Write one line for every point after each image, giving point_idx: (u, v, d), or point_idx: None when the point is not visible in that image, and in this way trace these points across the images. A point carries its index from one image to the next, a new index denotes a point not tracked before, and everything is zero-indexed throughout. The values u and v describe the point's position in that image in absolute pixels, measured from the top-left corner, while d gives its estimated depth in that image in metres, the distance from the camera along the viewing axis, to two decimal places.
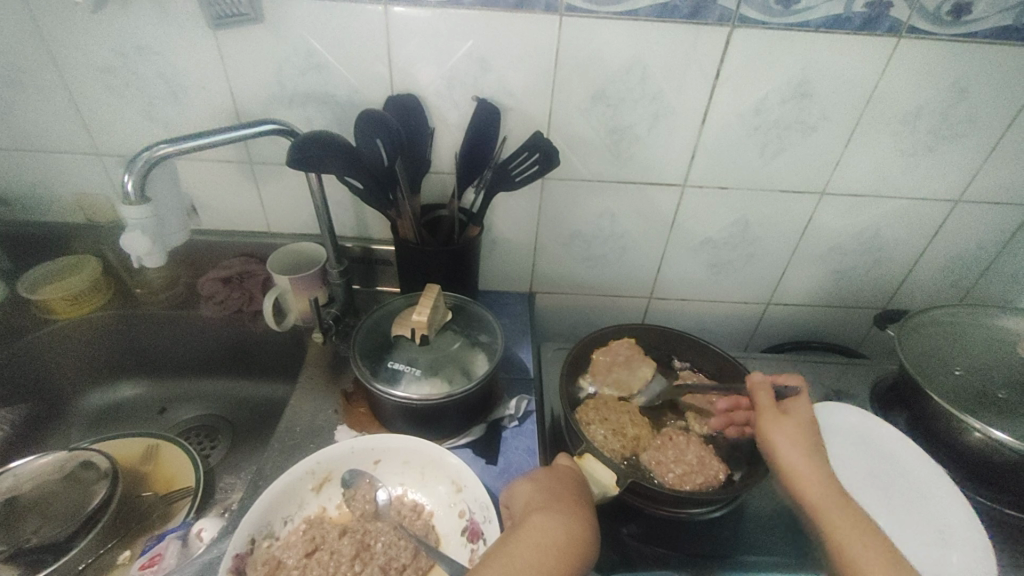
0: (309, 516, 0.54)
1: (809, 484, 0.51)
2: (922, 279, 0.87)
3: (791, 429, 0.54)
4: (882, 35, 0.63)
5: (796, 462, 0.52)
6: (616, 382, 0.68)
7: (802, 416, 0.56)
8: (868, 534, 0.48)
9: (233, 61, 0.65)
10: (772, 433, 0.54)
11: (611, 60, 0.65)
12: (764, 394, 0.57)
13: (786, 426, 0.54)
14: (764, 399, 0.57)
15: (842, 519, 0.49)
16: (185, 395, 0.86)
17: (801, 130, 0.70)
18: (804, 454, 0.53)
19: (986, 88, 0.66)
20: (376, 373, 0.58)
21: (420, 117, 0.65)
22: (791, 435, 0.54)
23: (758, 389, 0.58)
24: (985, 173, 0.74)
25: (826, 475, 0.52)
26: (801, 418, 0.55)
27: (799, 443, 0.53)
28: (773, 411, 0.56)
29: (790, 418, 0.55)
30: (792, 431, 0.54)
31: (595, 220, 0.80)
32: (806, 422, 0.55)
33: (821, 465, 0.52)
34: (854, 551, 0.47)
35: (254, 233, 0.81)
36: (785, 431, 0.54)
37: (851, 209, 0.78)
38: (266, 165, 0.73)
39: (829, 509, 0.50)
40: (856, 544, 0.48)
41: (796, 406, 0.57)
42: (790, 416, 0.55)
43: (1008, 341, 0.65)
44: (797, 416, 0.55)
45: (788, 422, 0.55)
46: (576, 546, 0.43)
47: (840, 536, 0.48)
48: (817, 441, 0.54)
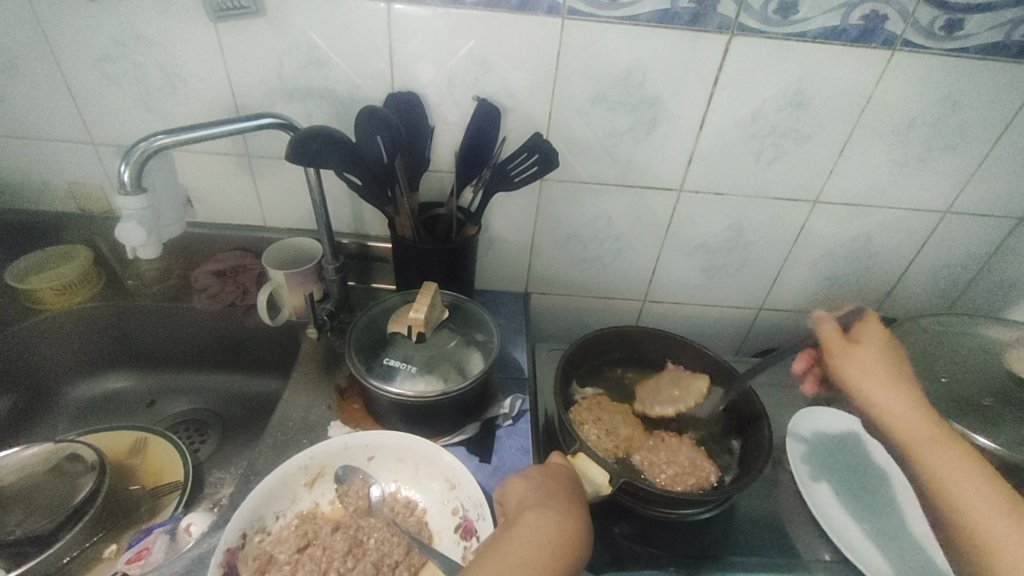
0: (301, 512, 0.54)
1: (887, 407, 0.54)
2: (911, 288, 0.88)
3: (869, 358, 0.57)
4: (877, 48, 0.64)
5: (874, 390, 0.54)
6: (665, 403, 0.68)
7: (873, 344, 0.58)
8: (954, 450, 0.49)
9: (233, 53, 0.65)
10: (847, 370, 0.57)
11: (613, 63, 0.66)
12: (829, 326, 0.60)
13: (862, 360, 0.57)
14: (832, 336, 0.60)
15: (923, 438, 0.51)
16: (175, 388, 0.85)
17: (796, 139, 0.72)
18: (885, 382, 0.55)
19: (976, 103, 0.68)
20: (371, 369, 0.58)
21: (420, 115, 0.65)
22: (864, 361, 0.56)
23: (825, 325, 0.61)
24: (974, 185, 0.76)
25: (910, 397, 0.53)
26: (875, 347, 0.58)
27: (878, 374, 0.55)
28: (843, 348, 0.59)
29: (861, 350, 0.58)
30: (867, 362, 0.56)
31: (592, 222, 0.81)
32: (886, 351, 0.58)
33: (902, 390, 0.54)
34: (941, 466, 0.49)
35: (249, 226, 0.81)
36: (859, 363, 0.57)
37: (843, 217, 0.80)
38: (264, 159, 0.73)
39: (910, 431, 0.52)
40: (947, 462, 0.49)
41: (864, 335, 0.59)
42: (863, 347, 0.58)
43: (993, 350, 0.66)
44: (875, 339, 0.58)
45: (862, 355, 0.57)
46: (570, 546, 0.43)
47: (923, 454, 0.50)
48: (898, 365, 0.57)
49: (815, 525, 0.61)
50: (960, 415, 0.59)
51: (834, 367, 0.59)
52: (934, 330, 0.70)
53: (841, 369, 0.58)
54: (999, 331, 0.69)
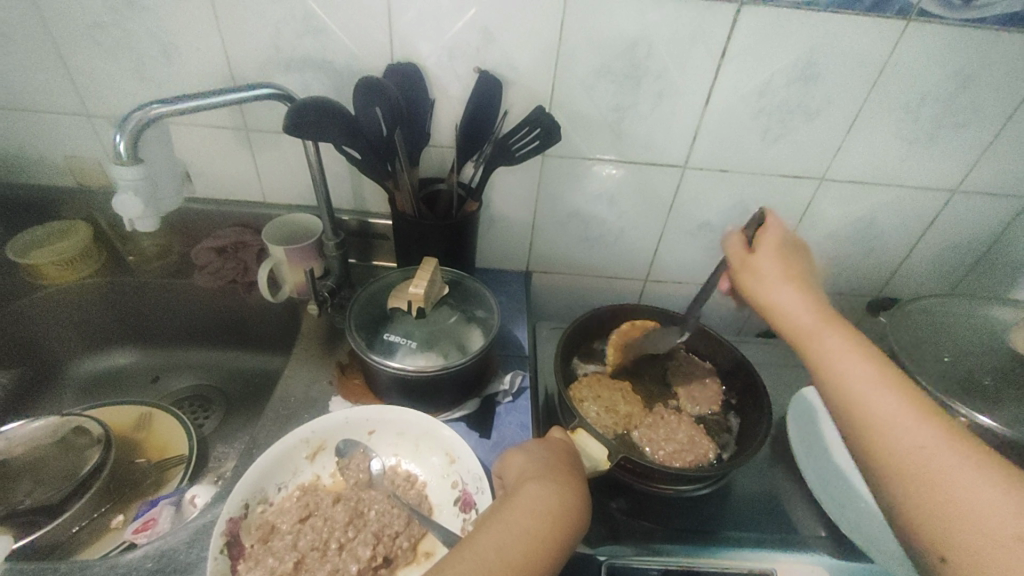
0: (303, 484, 0.54)
1: (784, 308, 0.50)
2: (916, 268, 0.87)
3: (768, 260, 0.53)
4: (892, 18, 0.62)
5: (772, 292, 0.51)
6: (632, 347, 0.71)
7: (773, 249, 0.53)
8: (846, 341, 0.47)
9: (228, 21, 0.63)
10: (749, 280, 0.53)
11: (617, 34, 0.64)
12: (731, 241, 0.56)
13: (761, 268, 0.53)
14: (732, 248, 0.56)
15: (811, 329, 0.48)
16: (179, 364, 0.85)
17: (804, 114, 0.70)
18: (781, 285, 0.51)
19: (991, 77, 0.66)
20: (371, 345, 0.58)
21: (420, 88, 0.64)
22: (763, 267, 0.53)
23: (727, 242, 0.57)
24: (985, 163, 0.74)
25: (807, 296, 0.50)
26: (774, 250, 0.53)
27: (774, 277, 0.52)
28: (743, 259, 0.54)
29: (760, 255, 0.53)
30: (764, 264, 0.53)
31: (594, 200, 0.80)
32: (783, 252, 0.53)
33: (798, 289, 0.51)
34: (829, 357, 0.46)
35: (249, 202, 0.80)
36: (757, 272, 0.53)
37: (850, 196, 0.78)
38: (261, 132, 0.72)
39: (802, 327, 0.49)
40: (837, 354, 0.46)
41: (764, 238, 0.54)
42: (762, 252, 0.54)
43: (998, 331, 0.66)
44: (772, 242, 0.54)
45: (760, 263, 0.53)
46: (570, 516, 0.44)
47: (814, 348, 0.48)
48: (795, 266, 0.53)
49: (812, 502, 0.61)
50: (962, 395, 0.59)
51: (736, 278, 0.55)
52: (939, 311, 0.70)
53: (744, 285, 0.54)
54: (1005, 312, 0.68)
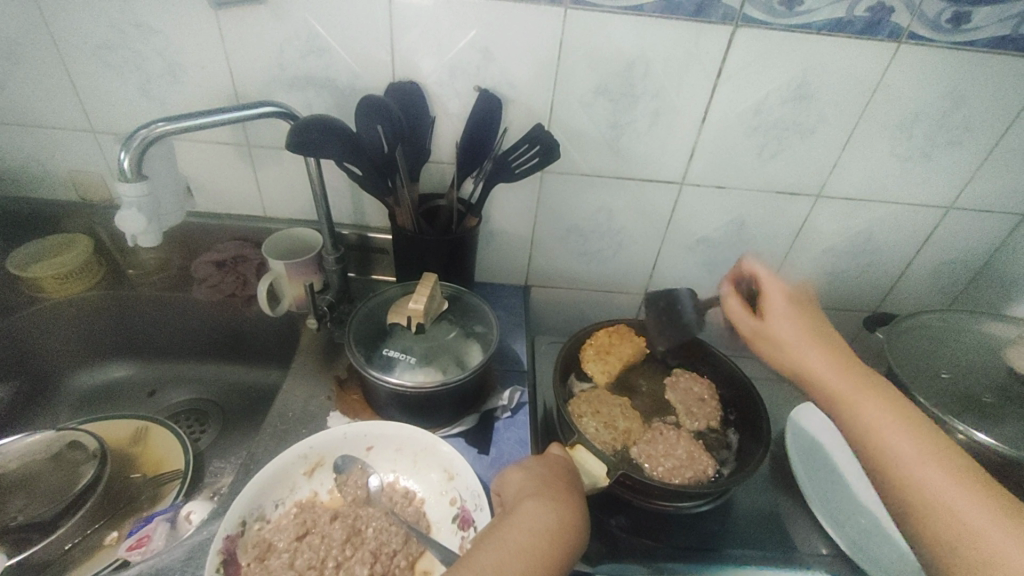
0: (300, 501, 0.54)
1: (810, 372, 0.52)
2: (912, 284, 0.88)
3: (782, 325, 0.54)
4: (883, 40, 0.63)
5: (793, 357, 0.53)
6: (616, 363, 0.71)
7: (781, 312, 0.55)
8: (881, 403, 0.48)
9: (233, 41, 0.64)
10: (768, 345, 0.55)
11: (615, 54, 0.65)
12: (738, 305, 0.58)
13: (776, 333, 0.55)
14: (739, 315, 0.58)
15: (843, 391, 0.49)
16: (175, 378, 0.85)
17: (800, 132, 0.71)
18: (800, 349, 0.53)
19: (981, 97, 0.67)
20: (371, 360, 0.58)
21: (421, 105, 0.65)
22: (779, 333, 0.54)
23: (730, 308, 0.59)
24: (977, 181, 0.75)
25: (828, 357, 0.52)
26: (784, 313, 0.55)
27: (790, 341, 0.54)
28: (755, 327, 0.57)
29: (772, 321, 0.55)
30: (780, 330, 0.54)
31: (593, 215, 0.80)
32: (794, 313, 0.55)
33: (818, 350, 0.52)
34: (865, 421, 0.47)
35: (250, 217, 0.80)
36: (774, 337, 0.55)
37: (845, 213, 0.79)
38: (264, 148, 0.73)
39: (833, 389, 0.50)
40: (873, 418, 0.47)
41: (770, 303, 0.56)
42: (772, 317, 0.56)
43: (994, 347, 0.66)
44: (778, 306, 0.56)
45: (774, 329, 0.55)
46: (568, 532, 0.43)
47: (847, 412, 0.49)
48: (811, 325, 0.54)
49: (812, 519, 0.61)
50: (959, 411, 0.59)
51: (756, 344, 0.57)
52: (935, 327, 0.70)
53: (766, 351, 0.56)
54: (1001, 328, 0.69)
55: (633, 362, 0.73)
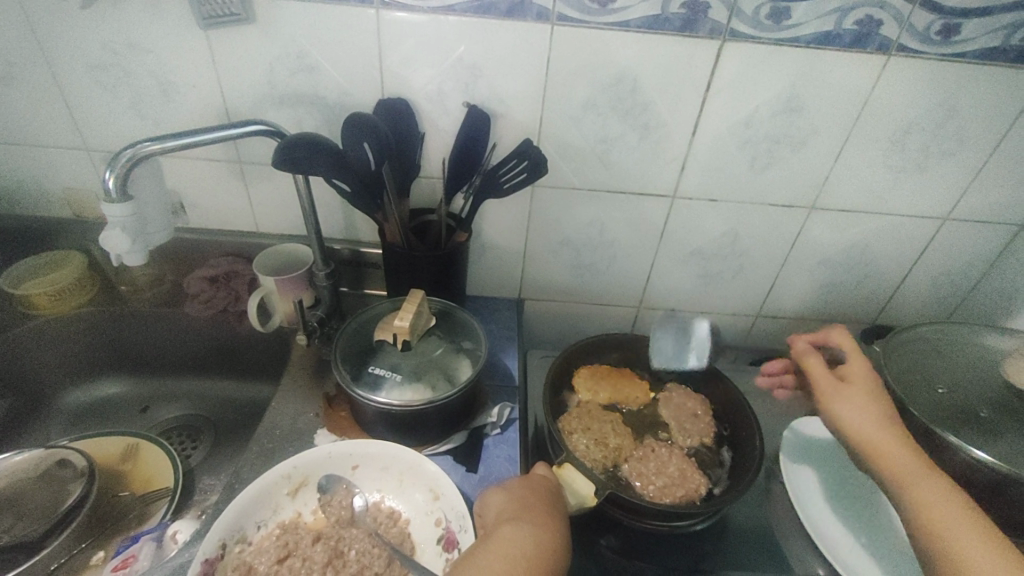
0: (283, 522, 0.53)
1: (878, 442, 0.52)
2: (911, 295, 0.87)
3: (863, 393, 0.56)
4: (872, 53, 0.63)
5: (865, 423, 0.54)
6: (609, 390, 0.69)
7: (865, 382, 0.57)
8: (944, 488, 0.48)
9: (224, 59, 0.65)
10: (838, 403, 0.56)
11: (604, 69, 0.65)
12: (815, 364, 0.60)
13: (853, 395, 0.56)
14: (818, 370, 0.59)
15: (910, 467, 0.50)
16: (168, 394, 0.85)
17: (791, 144, 0.71)
18: (870, 417, 0.54)
19: (974, 108, 0.67)
20: (358, 378, 0.58)
21: (410, 121, 0.65)
22: (853, 396, 0.56)
23: (812, 361, 0.60)
24: (974, 192, 0.74)
25: (897, 433, 0.53)
26: (865, 384, 0.57)
27: (864, 408, 0.55)
28: (835, 384, 0.57)
29: (854, 387, 0.57)
30: (856, 395, 0.56)
31: (585, 228, 0.80)
32: (874, 388, 0.57)
33: (889, 425, 0.53)
34: (927, 500, 0.47)
35: (242, 232, 0.81)
36: (848, 399, 0.56)
37: (840, 224, 0.79)
38: (255, 165, 0.73)
39: (902, 466, 0.50)
40: (934, 499, 0.47)
41: (855, 371, 0.58)
42: (852, 384, 0.57)
43: (994, 361, 0.65)
44: (861, 374, 0.58)
45: (852, 392, 0.56)
46: (545, 557, 0.42)
47: (908, 485, 0.49)
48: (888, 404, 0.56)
49: (808, 539, 0.60)
50: (959, 428, 0.58)
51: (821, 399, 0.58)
52: (934, 340, 0.68)
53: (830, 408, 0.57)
54: (1002, 341, 0.67)
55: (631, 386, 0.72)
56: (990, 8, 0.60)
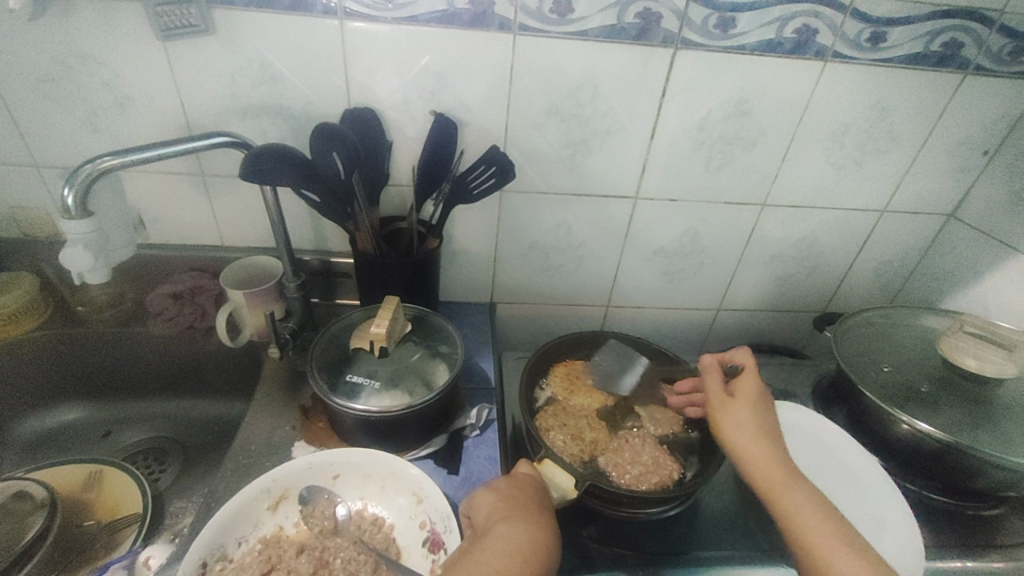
0: (264, 536, 0.52)
1: (753, 457, 0.53)
2: (857, 283, 0.93)
3: (742, 408, 0.56)
4: (811, 59, 0.68)
5: (741, 439, 0.54)
6: (582, 391, 0.71)
7: (751, 396, 0.57)
8: (817, 510, 0.49)
9: (184, 72, 0.64)
10: (725, 420, 0.56)
11: (565, 77, 0.68)
12: (713, 377, 0.60)
13: (738, 413, 0.56)
14: (714, 383, 0.60)
15: (782, 489, 0.51)
16: (132, 417, 0.82)
17: (742, 145, 0.75)
18: (748, 432, 0.54)
19: (901, 109, 0.73)
20: (335, 387, 0.58)
21: (377, 131, 0.66)
22: (739, 412, 0.56)
23: (708, 375, 0.60)
24: (907, 184, 0.81)
25: (773, 451, 0.53)
26: (750, 400, 0.57)
27: (745, 424, 0.55)
28: (721, 398, 0.58)
29: (737, 401, 0.57)
30: (741, 413, 0.56)
31: (553, 231, 0.82)
32: (760, 407, 0.57)
33: (766, 444, 0.54)
34: (799, 520, 0.49)
35: (207, 246, 0.79)
36: (733, 414, 0.56)
37: (791, 218, 0.84)
38: (218, 178, 0.72)
39: (776, 490, 0.51)
40: (806, 520, 0.49)
41: (743, 388, 0.58)
42: (738, 399, 0.57)
43: (931, 340, 0.71)
44: (748, 391, 0.58)
45: (736, 404, 0.57)
46: (541, 551, 0.44)
47: (777, 502, 0.51)
48: (768, 420, 0.56)
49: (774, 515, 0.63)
50: (904, 403, 0.62)
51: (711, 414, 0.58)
52: (879, 323, 0.74)
53: (715, 419, 0.57)
54: (937, 322, 0.74)
55: (602, 386, 0.73)
56: (911, 18, 0.65)
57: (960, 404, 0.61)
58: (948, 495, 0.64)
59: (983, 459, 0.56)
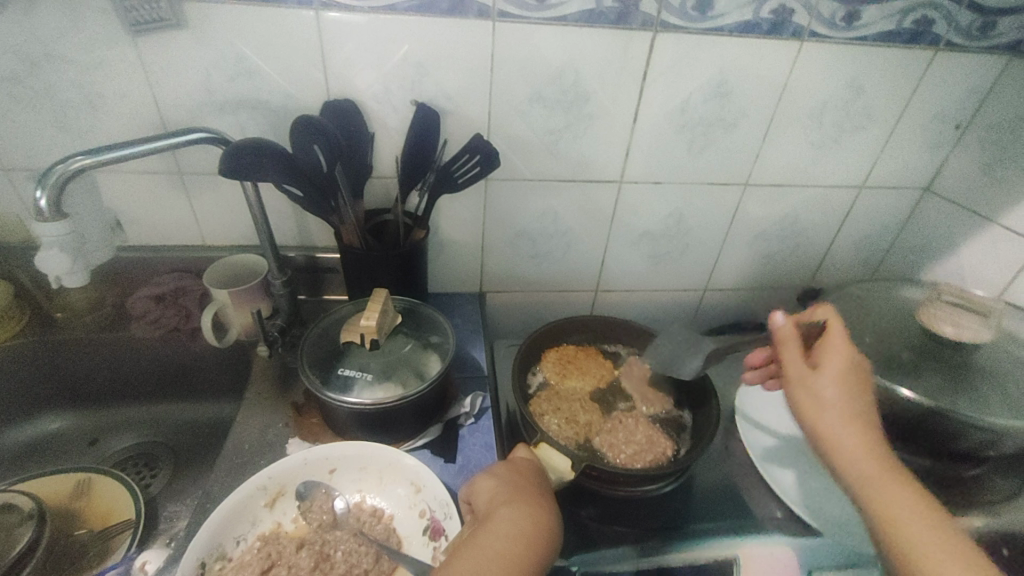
0: (263, 533, 0.52)
1: (842, 444, 0.47)
2: (838, 259, 0.95)
3: (828, 383, 0.49)
4: (788, 39, 0.69)
5: (828, 424, 0.47)
6: (573, 375, 0.72)
7: (840, 369, 0.49)
8: (916, 505, 0.43)
9: (156, 67, 0.62)
10: (802, 398, 0.49)
11: (546, 63, 0.67)
12: (791, 346, 0.51)
13: (817, 389, 0.49)
14: (791, 353, 0.51)
15: (874, 480, 0.45)
16: (119, 423, 0.80)
17: (723, 126, 0.76)
18: (838, 415, 0.47)
19: (877, 86, 0.74)
20: (327, 382, 0.57)
21: (358, 122, 0.65)
22: (824, 388, 0.49)
23: (786, 344, 0.52)
24: (884, 160, 0.82)
25: (866, 437, 0.47)
26: (839, 374, 0.49)
27: (829, 403, 0.48)
28: (803, 373, 0.50)
29: (824, 376, 0.49)
30: (827, 390, 0.48)
31: (539, 219, 0.82)
32: (851, 383, 0.49)
33: (857, 426, 0.47)
34: (888, 514, 0.43)
35: (188, 246, 0.77)
36: (819, 392, 0.49)
37: (773, 197, 0.85)
38: (197, 176, 0.70)
39: (869, 480, 0.45)
40: (904, 517, 0.43)
41: (829, 357, 0.50)
42: (823, 370, 0.50)
43: (910, 310, 0.72)
44: (837, 363, 0.50)
45: (822, 380, 0.49)
46: (541, 533, 0.45)
47: (863, 489, 0.45)
48: (859, 396, 0.49)
49: (766, 487, 0.65)
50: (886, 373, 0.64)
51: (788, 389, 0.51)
52: (859, 296, 0.76)
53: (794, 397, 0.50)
54: (915, 292, 0.76)
55: (593, 369, 0.73)
56: None
57: (940, 370, 0.63)
58: (933, 459, 0.65)
59: (962, 421, 0.59)
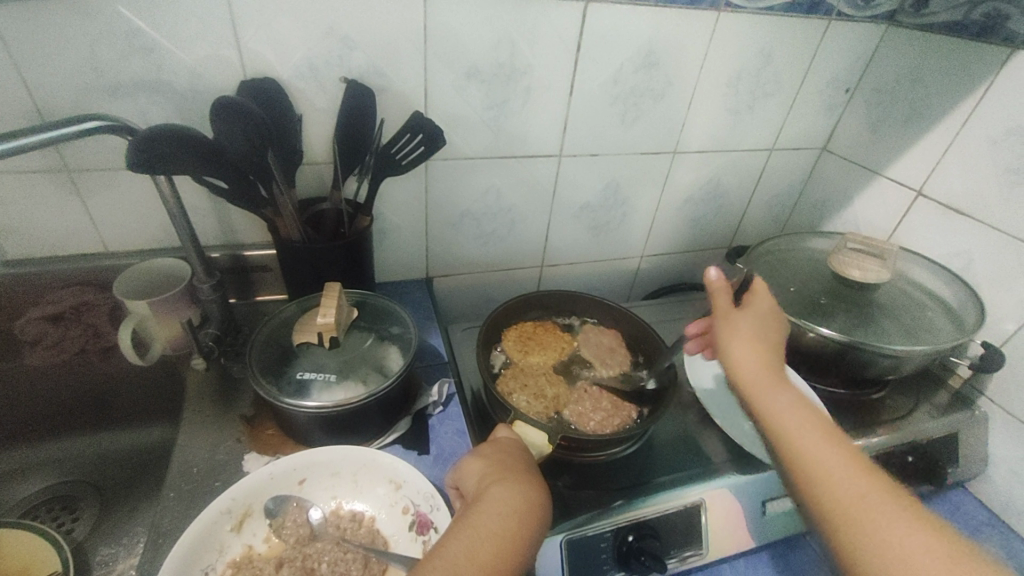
0: (234, 559, 0.48)
1: (742, 359, 0.48)
2: (754, 218, 1.04)
3: (744, 318, 0.51)
4: (707, 9, 0.72)
5: (736, 344, 0.49)
6: (535, 351, 0.73)
7: (759, 309, 0.52)
8: (800, 408, 0.45)
9: (20, 43, 0.52)
10: (726, 332, 0.50)
11: (480, 34, 0.65)
12: (721, 292, 0.52)
13: (740, 322, 0.50)
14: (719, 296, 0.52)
15: (765, 387, 0.46)
16: (17, 468, 0.68)
17: (653, 96, 0.78)
18: (746, 340, 0.49)
19: (782, 54, 0.80)
20: (282, 388, 0.53)
21: (284, 103, 0.59)
22: (737, 320, 0.50)
23: (716, 290, 0.53)
24: (790, 124, 0.90)
25: (767, 356, 0.48)
26: (757, 314, 0.51)
27: (749, 334, 0.49)
28: (725, 307, 0.52)
29: (742, 311, 0.51)
30: (740, 321, 0.50)
31: (483, 198, 0.81)
32: (765, 321, 0.51)
33: (761, 349, 0.49)
34: (784, 422, 0.44)
35: (85, 255, 0.66)
36: (733, 324, 0.50)
37: (698, 163, 0.90)
38: (90, 172, 0.61)
39: (760, 389, 0.46)
40: (790, 418, 0.44)
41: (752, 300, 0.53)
42: (745, 310, 0.52)
43: (821, 259, 0.81)
44: (758, 307, 0.52)
45: (739, 316, 0.51)
46: (534, 509, 0.45)
47: (763, 406, 0.46)
48: (771, 333, 0.51)
49: (719, 432, 0.70)
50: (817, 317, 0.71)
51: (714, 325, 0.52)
52: (781, 250, 0.84)
53: (715, 331, 0.52)
54: (823, 243, 0.85)
55: (552, 344, 0.75)
56: None
57: (852, 310, 0.71)
58: (847, 387, 0.75)
59: (872, 352, 0.66)
